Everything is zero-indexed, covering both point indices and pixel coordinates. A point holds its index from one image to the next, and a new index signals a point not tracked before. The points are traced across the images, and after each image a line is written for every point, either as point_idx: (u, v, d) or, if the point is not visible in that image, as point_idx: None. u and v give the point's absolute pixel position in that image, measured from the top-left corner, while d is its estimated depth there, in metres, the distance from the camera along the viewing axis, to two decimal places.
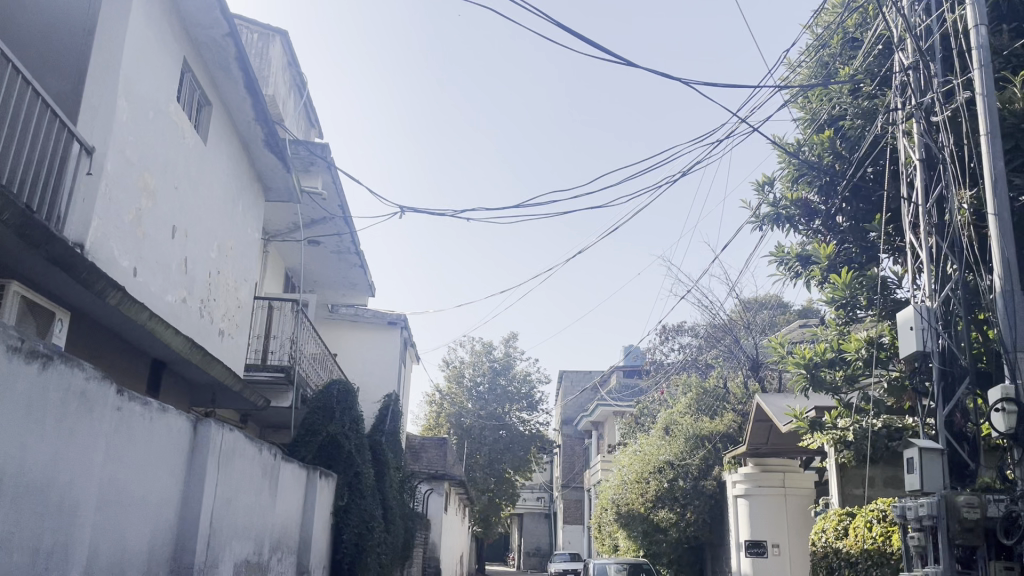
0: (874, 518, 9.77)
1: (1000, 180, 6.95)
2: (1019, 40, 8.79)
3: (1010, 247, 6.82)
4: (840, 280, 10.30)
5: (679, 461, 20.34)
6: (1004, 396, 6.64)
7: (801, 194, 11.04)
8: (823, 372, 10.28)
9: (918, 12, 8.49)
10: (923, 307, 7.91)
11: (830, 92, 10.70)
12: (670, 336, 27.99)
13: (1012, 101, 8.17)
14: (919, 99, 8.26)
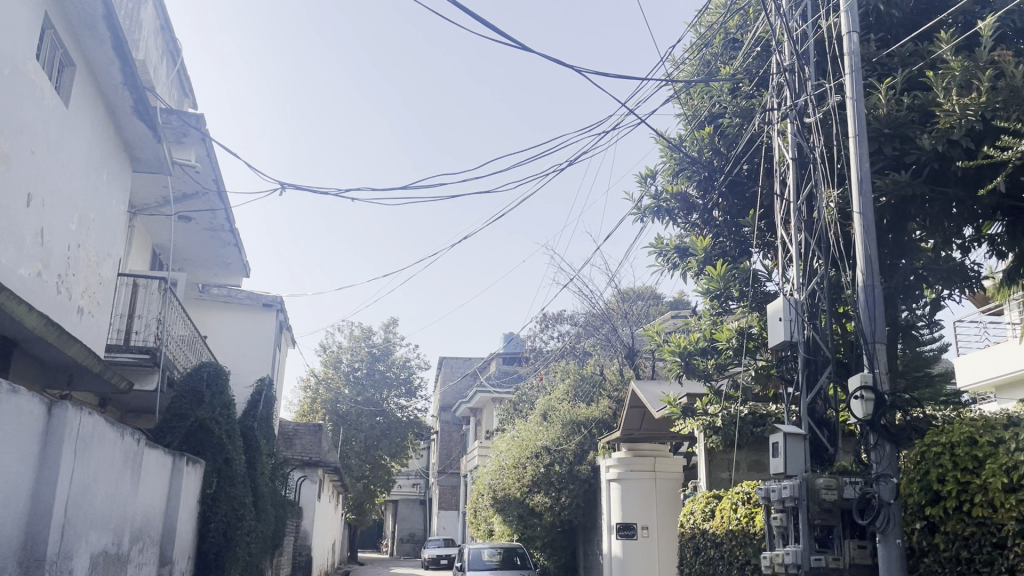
0: (739, 500, 10.15)
1: (864, 181, 7.36)
2: (885, 49, 9.39)
3: (873, 244, 7.20)
4: (714, 272, 10.72)
5: (555, 447, 20.62)
6: (863, 384, 7.07)
7: (680, 187, 11.35)
8: (696, 360, 10.79)
9: (796, 16, 8.88)
10: (791, 299, 8.29)
11: (711, 90, 11.07)
12: (550, 324, 28.43)
13: (876, 107, 8.74)
14: (794, 101, 8.66)
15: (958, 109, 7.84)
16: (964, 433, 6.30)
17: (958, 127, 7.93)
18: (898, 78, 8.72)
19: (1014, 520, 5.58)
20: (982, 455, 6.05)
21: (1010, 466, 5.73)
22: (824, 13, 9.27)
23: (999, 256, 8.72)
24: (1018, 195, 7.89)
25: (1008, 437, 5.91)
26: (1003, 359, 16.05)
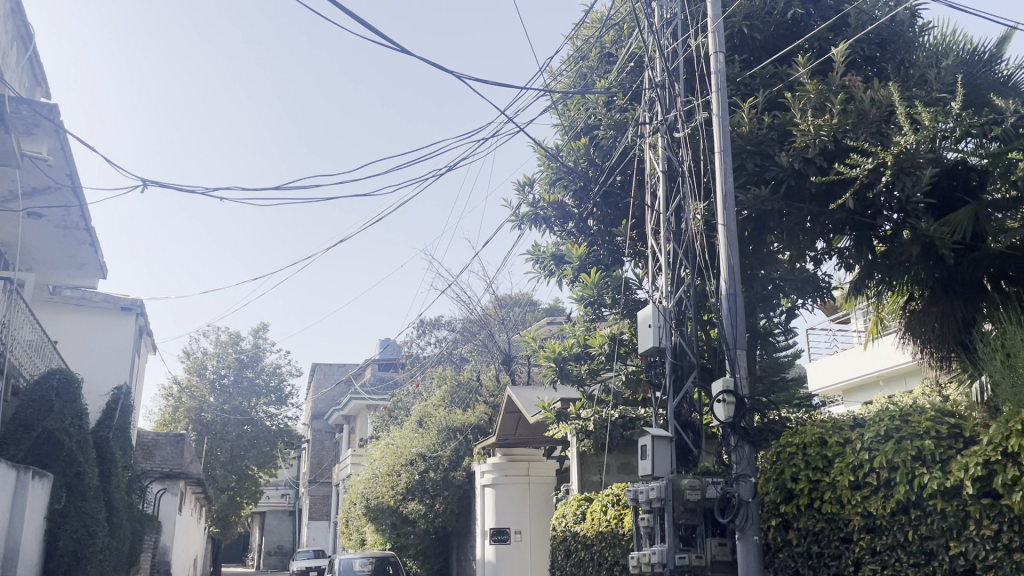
0: (609, 502, 10.40)
1: (729, 195, 7.70)
2: (747, 70, 9.93)
3: (735, 254, 7.53)
4: (588, 279, 11.09)
5: (430, 453, 20.48)
6: (725, 388, 7.38)
7: (556, 196, 11.66)
8: (570, 365, 11.03)
9: (667, 34, 9.24)
10: (660, 306, 8.58)
11: (587, 102, 11.36)
12: (427, 330, 28.33)
13: (740, 125, 9.22)
14: (665, 115, 9.00)
15: (813, 130, 8.38)
16: (815, 435, 6.72)
17: (812, 146, 8.47)
18: (759, 98, 9.24)
19: (860, 516, 6.02)
20: (830, 455, 6.46)
21: (856, 465, 6.16)
22: (693, 33, 9.71)
23: (847, 268, 9.35)
24: (864, 212, 8.59)
25: (854, 437, 6.32)
26: (850, 364, 17.22)
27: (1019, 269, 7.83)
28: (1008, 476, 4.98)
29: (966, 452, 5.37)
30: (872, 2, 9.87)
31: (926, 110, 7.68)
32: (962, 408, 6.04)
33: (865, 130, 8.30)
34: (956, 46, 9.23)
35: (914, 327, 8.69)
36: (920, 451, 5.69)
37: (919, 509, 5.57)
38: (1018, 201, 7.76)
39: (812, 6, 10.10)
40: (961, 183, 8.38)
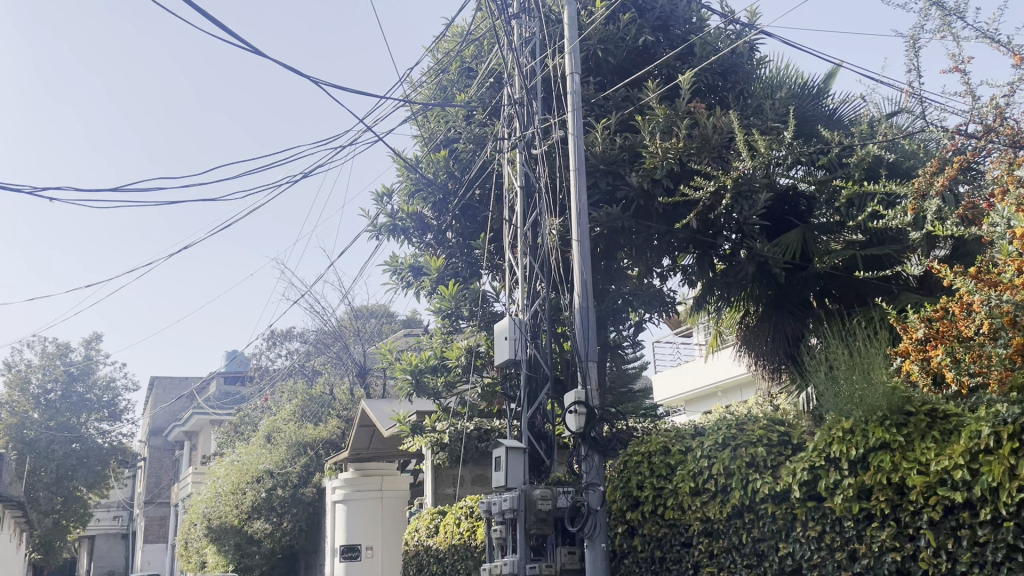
0: (462, 515, 10.40)
1: (582, 211, 7.89)
2: (601, 92, 10.28)
3: (588, 269, 7.69)
4: (446, 292, 11.12)
5: (278, 470, 19.72)
6: (577, 399, 7.53)
7: (415, 208, 11.63)
8: (426, 377, 10.97)
9: (526, 52, 9.41)
10: (515, 319, 8.69)
11: (447, 115, 11.39)
12: (278, 342, 27.39)
13: (594, 144, 9.50)
14: (522, 132, 9.16)
15: (661, 152, 8.79)
16: (659, 444, 7.03)
17: (661, 167, 8.88)
18: (612, 119, 9.59)
19: (699, 520, 6.34)
20: (673, 462, 6.77)
21: (696, 471, 6.48)
22: (551, 52, 9.94)
23: (690, 284, 9.83)
24: (706, 231, 9.02)
25: (695, 445, 6.64)
26: (691, 376, 18.09)
27: (841, 288, 8.52)
28: (829, 480, 5.36)
29: (794, 458, 5.73)
30: (716, 35, 10.48)
31: (762, 138, 8.24)
32: (790, 417, 6.45)
33: (708, 154, 8.81)
34: (789, 79, 9.95)
35: (749, 341, 9.25)
36: (753, 458, 6.03)
37: (752, 513, 5.92)
38: (841, 224, 8.44)
39: (662, 34, 10.59)
40: (792, 208, 9.05)
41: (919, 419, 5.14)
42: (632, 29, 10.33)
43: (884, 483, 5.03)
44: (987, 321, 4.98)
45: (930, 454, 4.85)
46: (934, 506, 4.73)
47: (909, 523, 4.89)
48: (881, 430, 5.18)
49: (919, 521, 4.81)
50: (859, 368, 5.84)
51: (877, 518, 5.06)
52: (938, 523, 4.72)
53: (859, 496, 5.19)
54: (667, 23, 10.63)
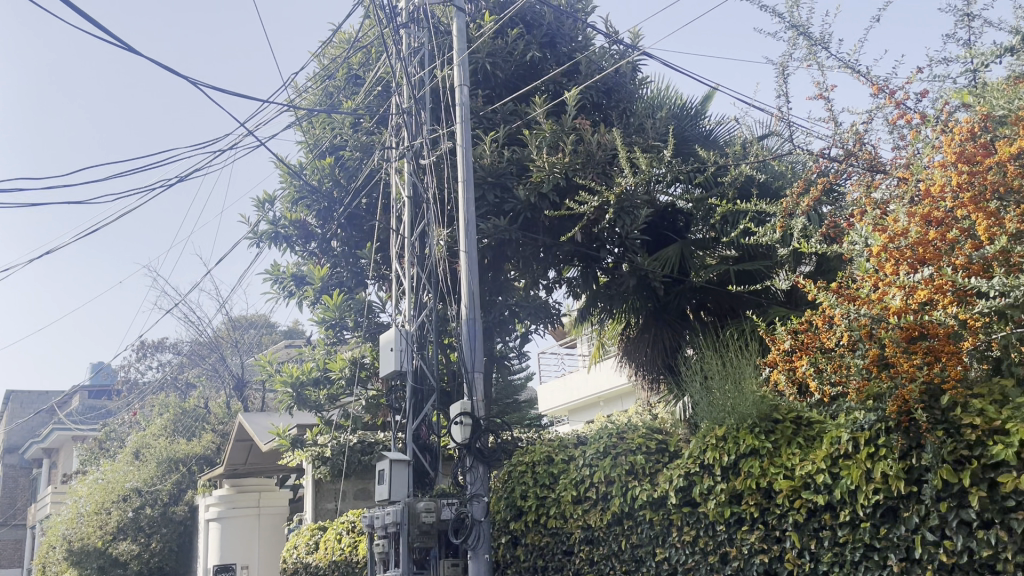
0: (343, 529, 10.21)
1: (470, 222, 7.89)
2: (490, 105, 10.36)
3: (475, 281, 7.69)
4: (330, 301, 10.93)
5: (147, 488, 18.74)
6: (462, 411, 7.49)
7: (299, 216, 11.35)
8: (308, 390, 10.70)
9: (414, 62, 9.38)
10: (402, 330, 8.61)
11: (333, 122, 11.21)
12: (148, 353, 26.09)
13: (482, 156, 9.52)
14: (410, 141, 9.09)
15: (548, 166, 8.93)
16: (543, 453, 7.15)
17: (547, 181, 9.02)
18: (500, 132, 9.67)
19: (580, 528, 6.46)
20: (556, 471, 6.89)
21: (578, 480, 6.60)
22: (440, 64, 9.95)
23: (574, 296, 10.03)
24: (590, 245, 9.25)
25: (577, 455, 6.77)
26: (574, 387, 18.44)
27: (715, 302, 8.93)
28: (703, 486, 5.57)
29: (670, 465, 5.92)
30: (600, 54, 10.78)
31: (643, 156, 8.53)
32: (667, 425, 6.67)
33: (593, 170, 9.03)
34: (669, 100, 10.33)
35: (630, 352, 9.51)
36: (632, 466, 6.19)
37: (631, 520, 6.08)
38: (716, 240, 8.75)
39: (549, 51, 10.81)
40: (671, 223, 9.43)
41: (785, 427, 5.44)
42: (519, 44, 10.48)
43: (753, 488, 5.27)
44: (847, 332, 4.95)
45: (795, 460, 5.12)
46: (799, 509, 4.99)
47: (776, 526, 5.14)
48: (751, 437, 5.42)
49: (785, 523, 5.06)
50: (732, 377, 6.09)
51: (747, 522, 5.29)
52: (802, 525, 4.98)
53: (731, 501, 5.41)
54: (553, 40, 10.85)
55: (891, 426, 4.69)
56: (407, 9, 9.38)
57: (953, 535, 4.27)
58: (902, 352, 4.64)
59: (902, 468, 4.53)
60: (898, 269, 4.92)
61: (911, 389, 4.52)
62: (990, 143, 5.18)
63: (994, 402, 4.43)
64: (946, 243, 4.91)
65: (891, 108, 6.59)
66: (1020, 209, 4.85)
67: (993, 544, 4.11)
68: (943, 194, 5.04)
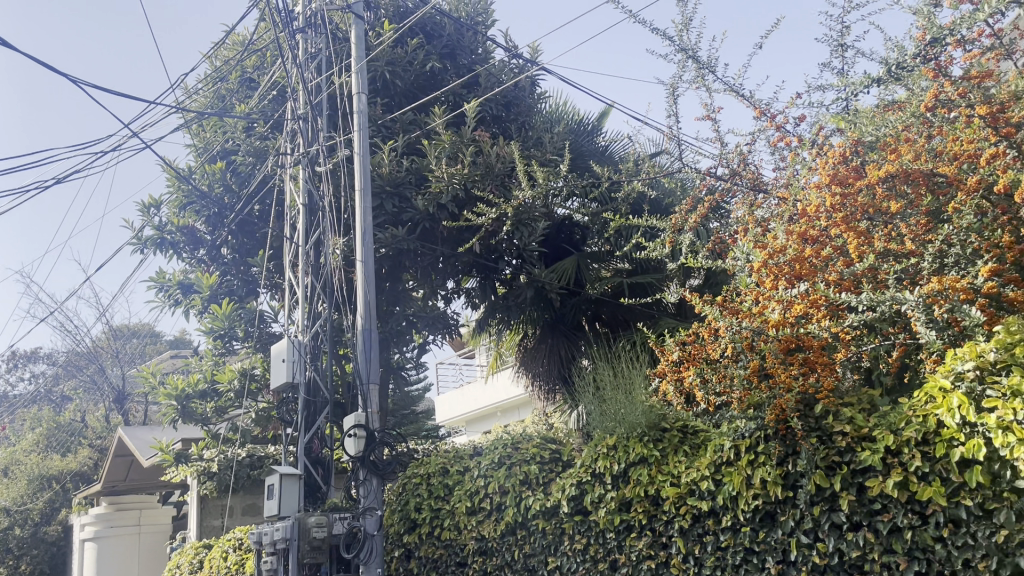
0: (230, 547, 9.84)
1: (367, 232, 7.76)
2: (388, 114, 10.29)
3: (372, 291, 7.59)
4: (218, 311, 10.56)
5: (16, 508, 17.34)
6: (356, 423, 7.33)
7: (187, 221, 10.90)
8: (194, 403, 10.31)
9: (311, 68, 9.21)
10: (294, 341, 8.40)
11: (225, 125, 10.88)
12: (19, 364, 24.51)
13: (380, 165, 9.41)
14: (306, 148, 8.90)
15: (447, 177, 8.94)
16: (438, 464, 7.16)
17: (446, 192, 9.03)
18: (398, 141, 9.60)
19: (474, 540, 6.48)
20: (451, 483, 6.90)
21: (473, 491, 6.63)
22: (337, 70, 9.81)
23: (472, 307, 10.07)
24: (488, 256, 9.29)
25: (472, 466, 6.80)
26: (472, 397, 18.47)
27: (610, 313, 9.14)
28: (594, 494, 5.68)
29: (563, 474, 6.01)
30: (499, 67, 10.90)
31: (540, 169, 8.65)
32: (562, 435, 6.76)
33: (491, 182, 9.10)
34: (567, 115, 10.54)
35: (527, 363, 9.61)
36: (526, 476, 6.25)
37: (524, 529, 6.14)
38: (611, 253, 9.02)
39: (449, 62, 10.86)
40: (567, 236, 9.64)
41: (673, 435, 5.63)
42: (419, 54, 10.46)
43: (641, 495, 5.42)
44: (730, 344, 5.10)
45: (681, 467, 5.30)
46: (684, 515, 5.16)
47: (663, 532, 5.29)
48: (640, 445, 5.57)
49: (671, 529, 5.23)
50: (623, 388, 6.24)
51: (635, 529, 5.43)
52: (687, 531, 5.15)
53: (621, 509, 5.54)
54: (453, 52, 10.91)
55: (769, 434, 4.92)
56: (305, 14, 9.22)
57: (825, 537, 4.51)
58: (780, 364, 4.81)
59: (780, 474, 4.75)
60: (776, 283, 5.15)
61: (788, 399, 4.72)
62: (860, 167, 5.52)
63: (861, 411, 4.71)
64: (820, 260, 5.21)
65: (772, 131, 6.93)
66: (886, 229, 5.19)
67: (862, 545, 4.35)
68: (818, 214, 5.30)
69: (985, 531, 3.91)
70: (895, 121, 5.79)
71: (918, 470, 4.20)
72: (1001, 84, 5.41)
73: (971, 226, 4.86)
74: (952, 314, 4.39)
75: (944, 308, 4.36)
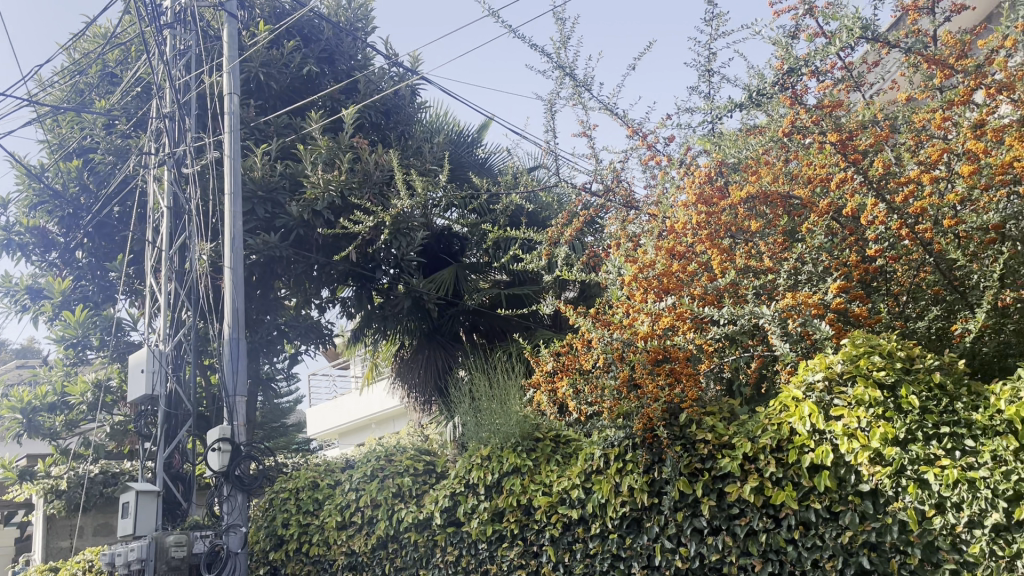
0: (79, 570, 9.20)
1: (237, 237, 7.45)
2: (262, 117, 9.96)
3: (241, 299, 7.28)
4: (71, 318, 9.99)
5: None
6: (221, 436, 6.99)
7: (37, 222, 10.26)
8: (42, 416, 9.76)
9: (179, 65, 8.79)
10: (155, 350, 7.97)
11: (82, 121, 10.17)
12: None
13: (252, 168, 9.08)
14: (172, 148, 8.47)
15: (322, 183, 8.75)
16: (307, 478, 6.98)
17: (321, 199, 8.82)
18: (272, 145, 9.30)
19: (344, 554, 6.36)
20: (321, 497, 6.75)
21: (344, 505, 6.50)
22: (207, 69, 9.41)
23: (347, 316, 9.87)
24: (365, 265, 9.17)
25: (344, 479, 6.65)
26: (345, 409, 18.10)
27: (487, 325, 9.21)
28: (467, 505, 5.68)
29: (436, 486, 5.98)
30: (379, 75, 10.79)
31: (419, 179, 8.59)
32: (436, 447, 6.71)
33: (368, 190, 8.98)
34: (447, 125, 10.53)
35: (403, 373, 9.54)
36: (399, 488, 6.18)
37: (396, 542, 6.08)
38: (489, 263, 9.07)
39: (326, 67, 10.66)
40: (446, 247, 9.65)
41: (546, 445, 5.72)
42: (295, 57, 10.19)
43: (513, 505, 5.46)
44: (602, 356, 5.11)
45: (553, 476, 5.38)
46: (555, 524, 5.25)
47: (534, 541, 5.35)
48: (513, 455, 5.62)
49: (542, 538, 5.30)
50: (498, 398, 6.26)
51: (507, 539, 5.46)
52: (557, 539, 5.23)
53: (493, 520, 5.56)
54: (331, 57, 10.71)
55: (637, 442, 5.06)
56: (173, 9, 8.79)
57: (687, 542, 4.68)
58: (648, 374, 4.93)
59: (646, 481, 4.90)
60: (645, 296, 5.29)
61: (655, 408, 4.88)
62: (724, 187, 5.76)
63: (722, 420, 4.93)
64: (686, 275, 5.42)
65: (643, 150, 7.15)
66: (747, 247, 5.48)
67: (720, 548, 4.54)
68: (686, 230, 5.44)
69: (832, 532, 4.17)
70: (756, 145, 6.11)
71: (772, 476, 4.43)
72: (850, 114, 5.80)
73: (822, 246, 5.16)
74: (804, 328, 4.63)
75: (798, 321, 4.59)
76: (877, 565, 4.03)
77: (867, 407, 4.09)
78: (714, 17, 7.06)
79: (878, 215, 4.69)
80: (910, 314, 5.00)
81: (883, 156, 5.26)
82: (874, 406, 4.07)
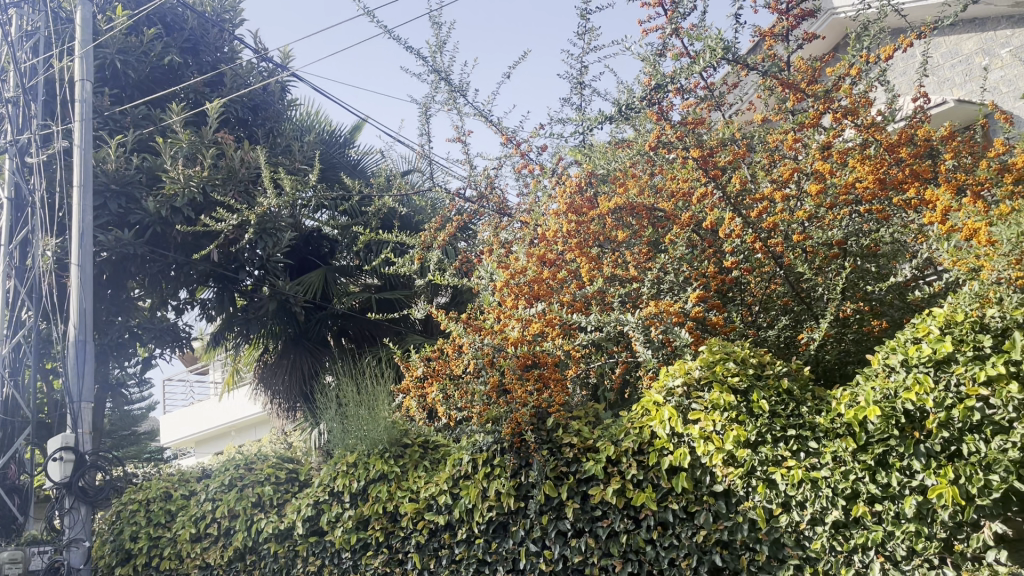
0: None
1: (86, 232, 6.97)
2: (117, 106, 9.37)
3: (89, 299, 6.79)
4: None
5: None
6: (62, 445, 6.49)
7: None
8: None
9: (25, 48, 8.16)
10: None
11: None
12: None
13: (104, 160, 8.44)
14: (15, 136, 7.84)
15: (183, 179, 8.33)
16: (160, 489, 6.62)
17: (181, 195, 8.40)
18: (128, 137, 8.76)
19: (198, 567, 6.09)
20: (175, 508, 6.45)
21: (199, 516, 6.21)
22: (57, 53, 8.78)
23: (207, 319, 9.44)
24: (228, 266, 8.83)
25: (200, 489, 6.35)
26: (202, 417, 17.32)
27: (356, 330, 9.04)
28: (331, 514, 5.53)
29: (299, 495, 5.79)
30: (247, 68, 10.40)
31: (288, 178, 8.33)
32: (299, 454, 6.50)
33: (233, 188, 8.71)
34: (318, 124, 10.29)
35: (267, 379, 9.23)
36: (259, 498, 5.95)
37: (255, 554, 5.88)
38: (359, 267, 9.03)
39: (190, 57, 10.20)
40: (315, 249, 9.41)
41: (414, 451, 5.64)
42: (156, 45, 9.66)
43: (379, 513, 5.37)
44: (473, 360, 5.03)
45: (420, 482, 5.33)
46: (421, 530, 5.21)
47: (399, 548, 5.30)
48: (380, 462, 5.51)
49: (408, 545, 5.25)
50: (366, 405, 6.12)
51: (372, 547, 5.38)
52: (423, 546, 5.20)
53: (357, 528, 5.46)
54: (195, 47, 10.27)
55: (505, 447, 5.09)
56: None
57: (552, 544, 4.74)
58: (518, 379, 4.99)
59: (513, 485, 4.94)
60: (517, 302, 5.36)
61: (524, 412, 4.91)
62: (593, 198, 5.89)
63: (587, 424, 5.04)
64: (556, 282, 5.50)
65: (517, 158, 7.24)
66: (614, 256, 5.62)
67: (583, 550, 4.63)
68: (556, 239, 5.59)
69: (688, 531, 4.35)
70: (623, 157, 6.31)
71: (633, 478, 4.56)
72: (711, 131, 6.08)
73: (683, 257, 5.37)
74: (666, 335, 4.80)
75: (660, 328, 4.76)
76: (728, 562, 4.25)
77: (721, 411, 4.24)
78: (586, 31, 7.25)
79: (735, 229, 4.90)
80: (762, 323, 5.30)
81: (740, 173, 5.56)
82: (728, 410, 4.23)
